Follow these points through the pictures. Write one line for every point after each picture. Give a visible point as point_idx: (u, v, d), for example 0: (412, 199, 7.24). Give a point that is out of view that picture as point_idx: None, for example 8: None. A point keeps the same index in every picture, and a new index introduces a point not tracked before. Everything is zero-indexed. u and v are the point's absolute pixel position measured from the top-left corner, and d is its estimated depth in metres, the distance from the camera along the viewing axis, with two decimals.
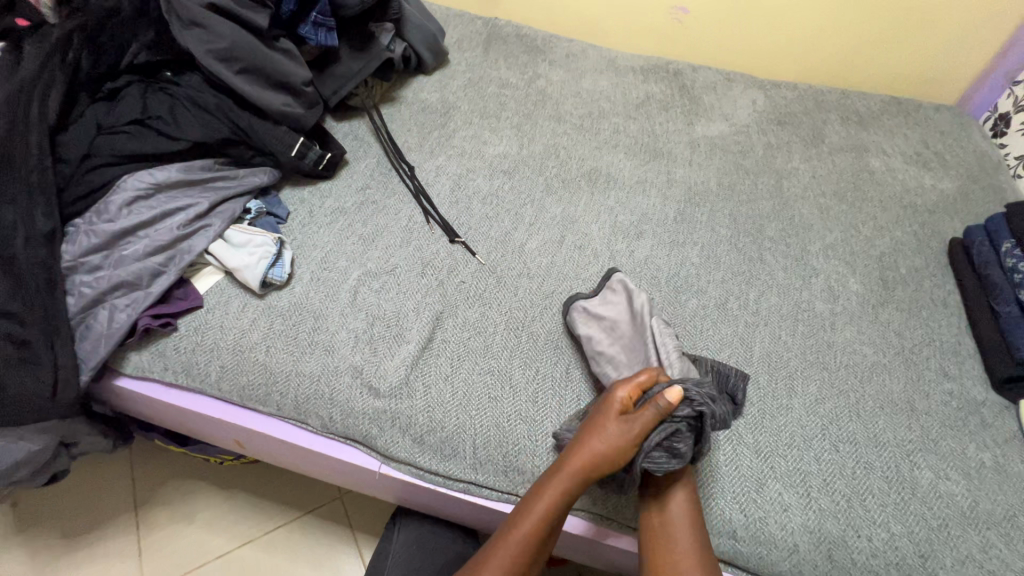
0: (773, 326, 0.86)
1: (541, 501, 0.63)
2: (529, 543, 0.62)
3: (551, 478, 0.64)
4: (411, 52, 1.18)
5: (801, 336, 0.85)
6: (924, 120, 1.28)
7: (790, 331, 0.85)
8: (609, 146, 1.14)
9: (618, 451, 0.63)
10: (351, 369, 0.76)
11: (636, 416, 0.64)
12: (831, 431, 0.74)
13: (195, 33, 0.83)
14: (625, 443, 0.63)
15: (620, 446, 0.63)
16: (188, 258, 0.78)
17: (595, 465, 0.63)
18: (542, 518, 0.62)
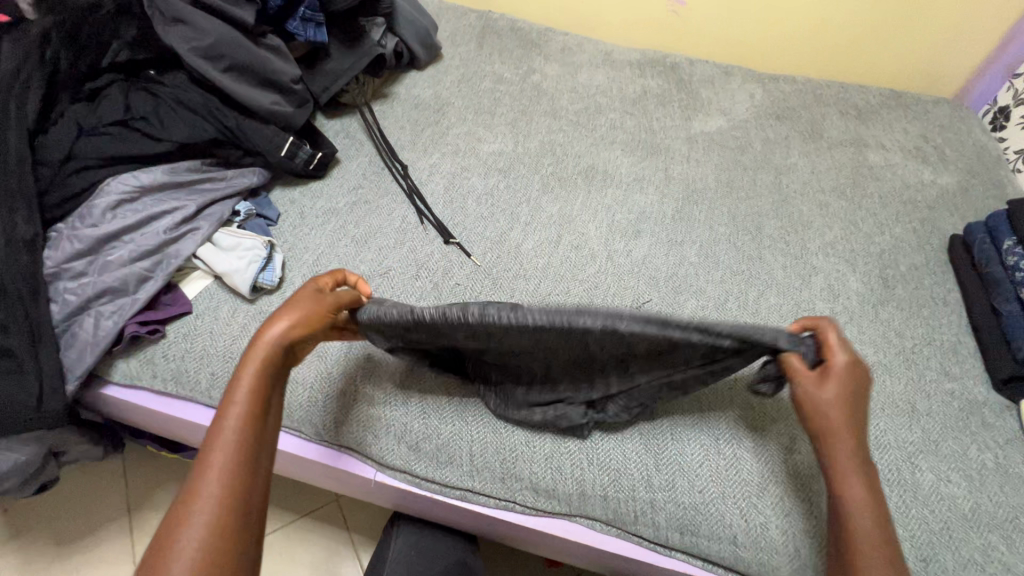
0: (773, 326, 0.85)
1: (231, 419, 0.53)
2: (229, 476, 0.50)
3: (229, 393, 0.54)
4: (403, 47, 1.15)
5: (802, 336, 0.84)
6: (923, 113, 1.27)
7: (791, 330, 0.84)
8: (605, 142, 1.12)
9: (296, 328, 0.59)
10: (345, 376, 0.74)
11: (325, 296, 0.63)
12: (805, 443, 0.71)
13: (177, 30, 0.81)
14: (313, 316, 0.61)
15: (300, 324, 0.59)
16: (174, 263, 0.76)
17: (270, 357, 0.57)
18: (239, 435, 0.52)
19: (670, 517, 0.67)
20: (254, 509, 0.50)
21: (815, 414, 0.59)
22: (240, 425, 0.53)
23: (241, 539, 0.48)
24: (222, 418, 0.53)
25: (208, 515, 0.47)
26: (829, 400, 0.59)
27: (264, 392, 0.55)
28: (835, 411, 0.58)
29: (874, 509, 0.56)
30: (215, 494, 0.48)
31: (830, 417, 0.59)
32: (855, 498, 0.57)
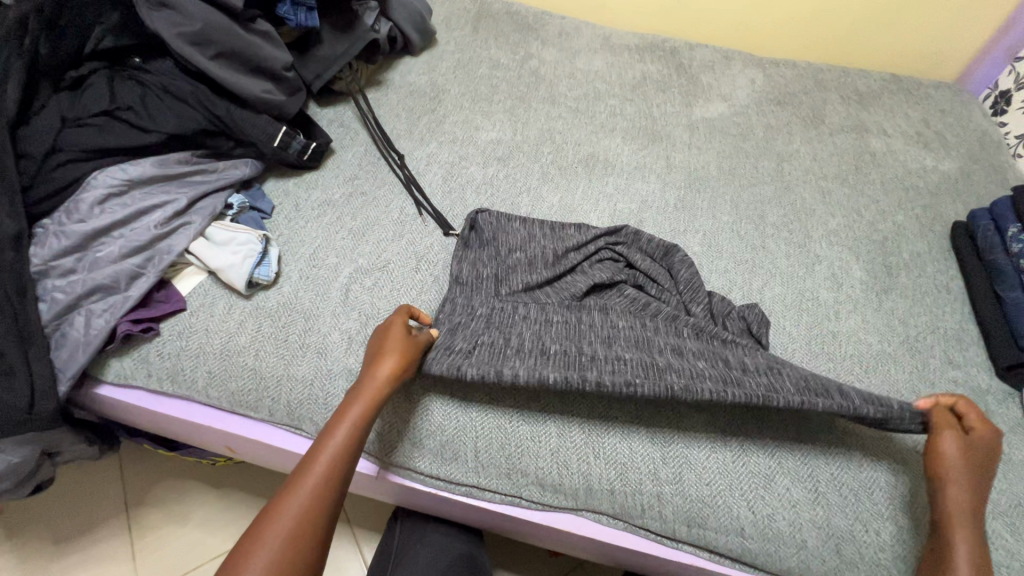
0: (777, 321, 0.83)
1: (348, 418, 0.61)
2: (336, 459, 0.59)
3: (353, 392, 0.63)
4: (397, 32, 1.12)
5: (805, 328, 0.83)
6: (924, 98, 1.25)
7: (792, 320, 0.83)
8: (605, 130, 1.10)
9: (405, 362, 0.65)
10: (346, 372, 0.72)
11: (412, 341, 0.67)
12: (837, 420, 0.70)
13: (163, 16, 0.76)
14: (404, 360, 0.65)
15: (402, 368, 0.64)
16: (168, 259, 0.74)
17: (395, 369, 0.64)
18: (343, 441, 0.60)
19: (677, 510, 0.67)
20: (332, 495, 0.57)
21: (945, 462, 0.61)
22: (358, 419, 0.61)
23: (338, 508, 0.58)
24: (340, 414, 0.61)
25: (314, 489, 0.56)
26: (957, 450, 0.62)
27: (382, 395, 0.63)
28: (963, 462, 0.61)
29: (975, 531, 0.58)
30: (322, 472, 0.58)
31: (958, 458, 0.61)
32: (960, 510, 0.59)
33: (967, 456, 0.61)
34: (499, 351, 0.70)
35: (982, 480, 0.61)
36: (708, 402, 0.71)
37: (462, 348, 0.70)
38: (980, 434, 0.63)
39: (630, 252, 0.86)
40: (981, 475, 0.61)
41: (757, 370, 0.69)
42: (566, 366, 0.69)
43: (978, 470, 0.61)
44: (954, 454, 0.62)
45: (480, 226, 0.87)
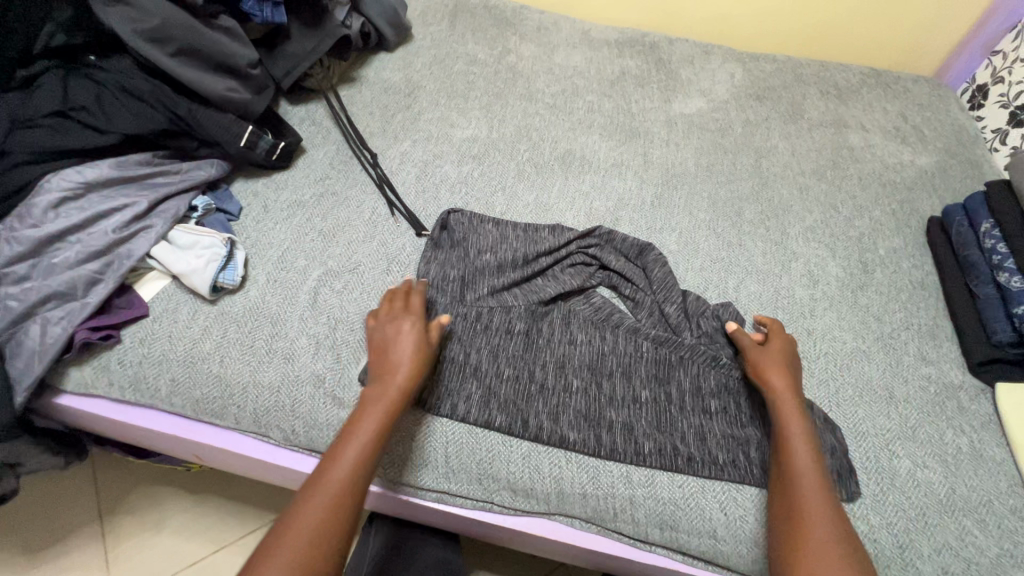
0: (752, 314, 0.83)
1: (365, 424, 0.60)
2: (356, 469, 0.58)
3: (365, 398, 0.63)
4: (369, 27, 1.10)
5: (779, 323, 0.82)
6: (902, 92, 1.25)
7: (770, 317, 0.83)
8: (583, 127, 1.09)
9: (418, 366, 0.65)
10: (313, 379, 0.71)
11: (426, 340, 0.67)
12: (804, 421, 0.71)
13: (117, 12, 0.73)
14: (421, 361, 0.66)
15: (416, 371, 0.64)
16: (128, 264, 0.72)
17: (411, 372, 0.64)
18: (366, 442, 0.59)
19: (650, 513, 0.66)
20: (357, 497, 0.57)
21: (762, 371, 0.70)
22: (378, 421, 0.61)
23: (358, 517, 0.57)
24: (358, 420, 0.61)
25: (338, 491, 0.56)
26: (769, 359, 0.71)
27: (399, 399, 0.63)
28: (778, 369, 0.70)
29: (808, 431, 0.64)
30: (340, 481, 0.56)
31: (772, 365, 0.70)
32: (791, 411, 0.65)
33: (772, 364, 0.70)
34: (456, 368, 0.72)
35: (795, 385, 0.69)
36: (667, 413, 0.71)
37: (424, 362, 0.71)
38: (777, 344, 0.73)
39: (607, 252, 0.85)
40: (794, 382, 0.69)
41: (708, 394, 0.73)
42: (518, 389, 0.72)
43: (793, 379, 0.69)
44: (768, 363, 0.70)
45: (453, 228, 0.87)
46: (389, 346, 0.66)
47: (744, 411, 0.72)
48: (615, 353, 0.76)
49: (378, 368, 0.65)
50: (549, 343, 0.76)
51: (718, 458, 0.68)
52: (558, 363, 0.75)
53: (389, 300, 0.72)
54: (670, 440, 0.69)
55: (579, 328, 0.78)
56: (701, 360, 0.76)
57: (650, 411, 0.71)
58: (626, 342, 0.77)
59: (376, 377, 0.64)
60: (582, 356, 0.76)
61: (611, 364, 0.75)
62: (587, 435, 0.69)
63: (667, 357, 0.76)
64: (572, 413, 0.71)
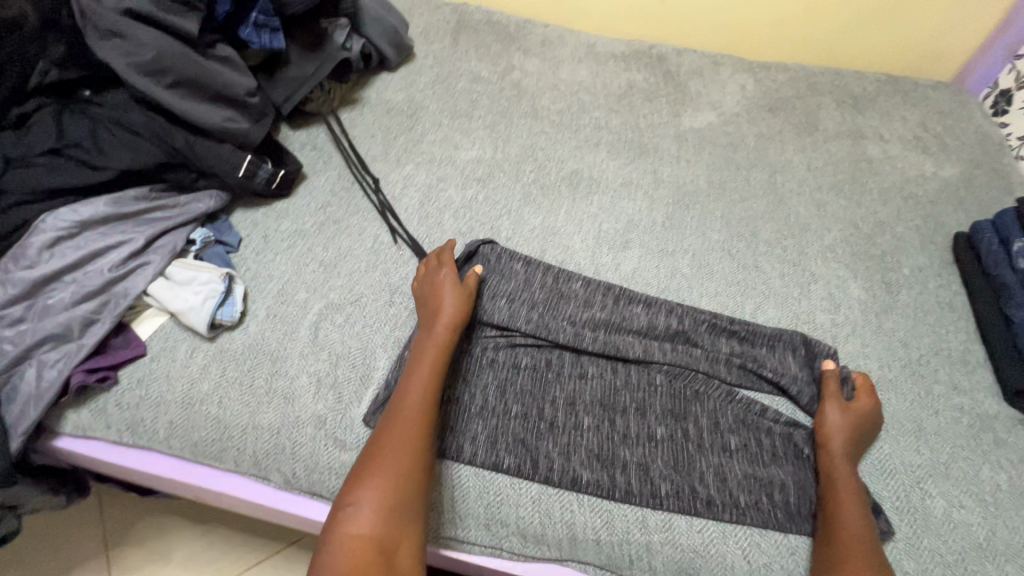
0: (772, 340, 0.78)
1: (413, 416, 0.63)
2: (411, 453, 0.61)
3: (400, 394, 0.65)
4: (370, 48, 1.08)
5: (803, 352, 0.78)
6: (922, 99, 1.21)
7: (793, 347, 0.78)
8: (590, 145, 1.06)
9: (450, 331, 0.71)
10: (314, 420, 0.68)
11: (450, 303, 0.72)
12: None
13: (113, 45, 0.72)
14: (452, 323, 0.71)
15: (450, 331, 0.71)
16: (124, 303, 0.70)
17: (442, 352, 0.69)
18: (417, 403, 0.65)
19: (668, 561, 0.63)
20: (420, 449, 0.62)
21: (831, 434, 0.67)
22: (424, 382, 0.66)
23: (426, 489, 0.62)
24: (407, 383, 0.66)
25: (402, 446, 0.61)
26: (839, 423, 0.68)
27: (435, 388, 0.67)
28: (846, 434, 0.67)
29: (857, 499, 0.62)
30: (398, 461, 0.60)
31: (841, 430, 0.67)
32: (845, 480, 0.63)
33: (840, 429, 0.67)
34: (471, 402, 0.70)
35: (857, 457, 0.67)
36: (684, 452, 0.69)
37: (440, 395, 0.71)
38: (864, 402, 0.70)
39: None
40: (851, 448, 0.66)
41: (727, 429, 0.70)
42: (527, 427, 0.69)
43: (857, 447, 0.67)
44: (836, 426, 0.68)
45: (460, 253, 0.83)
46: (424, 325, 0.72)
47: (766, 448, 0.69)
48: (628, 388, 0.73)
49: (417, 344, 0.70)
50: (559, 378, 0.74)
51: (740, 501, 0.65)
52: (569, 398, 0.72)
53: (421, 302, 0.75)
54: (688, 482, 0.66)
55: (590, 362, 0.75)
56: (714, 396, 0.73)
57: (666, 450, 0.69)
58: (639, 375, 0.74)
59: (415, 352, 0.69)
60: (593, 391, 0.73)
61: (624, 399, 0.72)
62: (600, 476, 0.66)
63: (682, 391, 0.73)
64: (584, 452, 0.68)
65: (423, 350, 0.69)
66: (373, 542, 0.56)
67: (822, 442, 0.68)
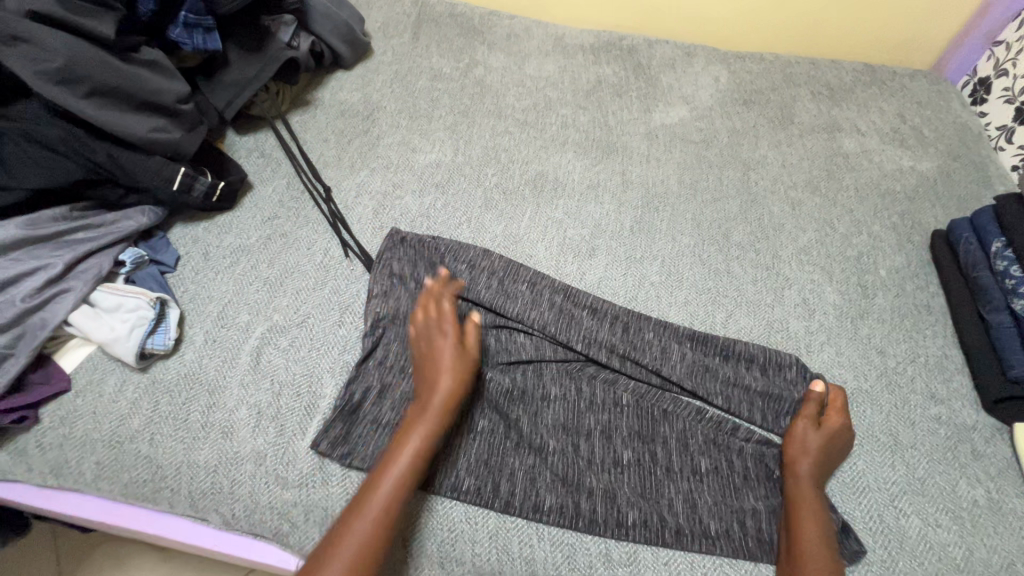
0: (737, 351, 0.74)
1: (426, 433, 0.61)
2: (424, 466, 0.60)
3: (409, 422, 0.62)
4: (321, 46, 1.02)
5: (769, 363, 0.74)
6: (899, 89, 1.17)
7: (758, 358, 0.74)
8: (556, 144, 1.01)
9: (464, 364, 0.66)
10: (254, 457, 0.63)
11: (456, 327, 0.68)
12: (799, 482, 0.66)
13: (16, 51, 0.65)
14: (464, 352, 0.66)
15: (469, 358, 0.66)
16: (41, 335, 0.64)
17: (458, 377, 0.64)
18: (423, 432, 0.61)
19: None
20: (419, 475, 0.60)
21: (800, 452, 0.65)
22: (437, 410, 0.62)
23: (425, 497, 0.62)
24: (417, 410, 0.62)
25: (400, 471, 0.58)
26: (811, 441, 0.65)
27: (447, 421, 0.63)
28: (816, 452, 0.65)
29: (821, 521, 0.60)
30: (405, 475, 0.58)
31: (811, 448, 0.65)
32: (811, 502, 0.61)
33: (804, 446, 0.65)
34: None
35: (825, 477, 0.64)
36: (651, 476, 0.66)
37: (388, 421, 0.66)
38: (835, 420, 0.67)
39: (575, 304, 0.77)
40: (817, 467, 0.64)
41: (695, 449, 0.68)
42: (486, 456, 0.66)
43: (827, 465, 0.65)
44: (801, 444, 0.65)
45: (394, 275, 0.77)
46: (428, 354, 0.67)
47: (737, 470, 0.66)
48: (593, 409, 0.70)
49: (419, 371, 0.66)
50: (520, 401, 0.70)
51: (710, 528, 0.62)
52: (530, 424, 0.69)
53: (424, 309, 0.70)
54: (656, 509, 0.63)
55: (550, 381, 0.72)
56: (681, 415, 0.70)
57: (633, 475, 0.66)
58: (605, 394, 0.71)
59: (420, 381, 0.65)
60: (555, 413, 0.69)
61: (589, 421, 0.69)
62: (564, 503, 0.63)
63: (649, 410, 0.70)
64: (548, 478, 0.65)
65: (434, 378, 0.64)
66: (379, 554, 0.55)
67: (789, 458, 0.65)
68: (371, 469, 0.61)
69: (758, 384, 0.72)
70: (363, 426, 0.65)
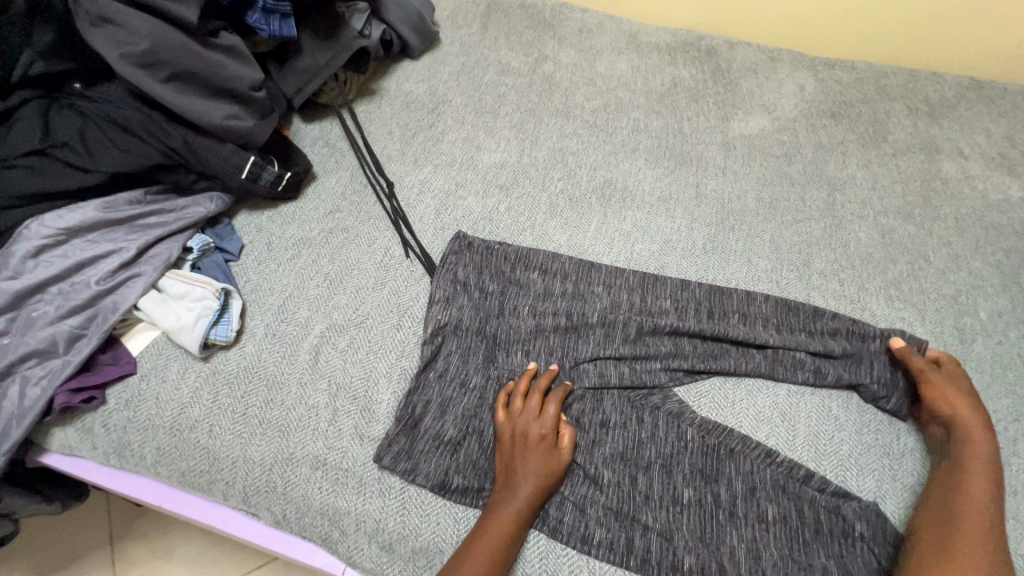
0: (822, 326, 0.74)
1: (529, 475, 0.60)
2: (529, 509, 0.59)
3: (505, 500, 0.59)
4: (391, 35, 1.00)
5: (852, 334, 0.73)
6: (1011, 108, 1.06)
7: (841, 332, 0.74)
8: (626, 150, 0.95)
9: (556, 465, 0.62)
10: (311, 459, 0.63)
11: (552, 416, 0.64)
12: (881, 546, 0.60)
13: (105, 33, 0.66)
14: (556, 439, 0.63)
15: (564, 451, 0.63)
16: (112, 319, 0.65)
17: (551, 466, 0.61)
18: (521, 512, 0.58)
19: None
20: (514, 551, 0.57)
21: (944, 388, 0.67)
22: (533, 492, 0.59)
23: (527, 538, 0.60)
24: (512, 487, 0.60)
25: (498, 542, 0.56)
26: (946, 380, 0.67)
27: (538, 506, 0.60)
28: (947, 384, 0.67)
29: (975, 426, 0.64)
30: (510, 521, 0.58)
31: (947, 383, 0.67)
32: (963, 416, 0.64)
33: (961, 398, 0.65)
34: (486, 449, 0.64)
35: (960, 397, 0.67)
36: (712, 520, 0.61)
37: (450, 438, 0.64)
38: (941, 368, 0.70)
39: (654, 300, 0.76)
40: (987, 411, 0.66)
41: (765, 495, 0.63)
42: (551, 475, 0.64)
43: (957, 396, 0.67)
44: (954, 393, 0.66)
45: (471, 287, 0.75)
46: (522, 432, 0.63)
47: (808, 523, 0.61)
48: (654, 440, 0.66)
49: (514, 443, 0.62)
50: (579, 425, 0.67)
51: None
52: (588, 449, 0.65)
53: (521, 393, 0.66)
54: (716, 557, 0.59)
55: (618, 407, 0.68)
56: (749, 457, 0.65)
57: (693, 517, 0.62)
58: (667, 427, 0.67)
59: (510, 455, 0.62)
60: (616, 442, 0.66)
61: (651, 455, 0.65)
62: (616, 537, 0.60)
63: (715, 448, 0.65)
64: (600, 509, 0.62)
65: (524, 456, 0.61)
66: None
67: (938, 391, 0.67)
68: (467, 534, 0.59)
69: (848, 362, 0.71)
70: (424, 441, 0.64)
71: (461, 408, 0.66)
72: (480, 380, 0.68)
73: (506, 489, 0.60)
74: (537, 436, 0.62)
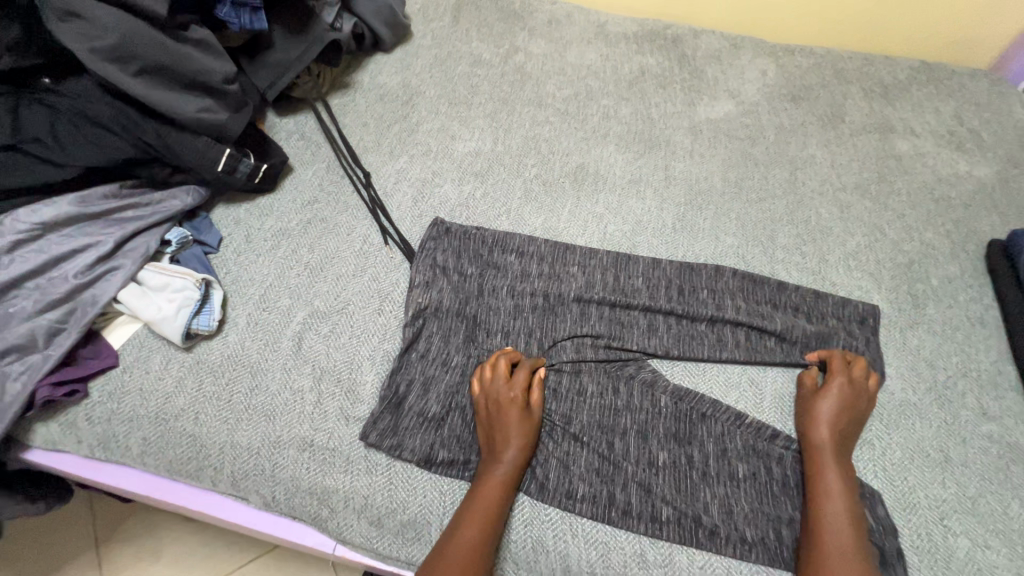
0: (785, 300, 0.79)
1: (511, 444, 0.62)
2: (513, 474, 0.62)
3: (490, 467, 0.61)
4: (363, 28, 1.01)
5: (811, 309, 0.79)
6: (957, 88, 1.11)
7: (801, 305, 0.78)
8: (597, 136, 0.98)
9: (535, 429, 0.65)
10: (297, 442, 0.64)
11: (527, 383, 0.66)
12: None
13: (74, 27, 0.66)
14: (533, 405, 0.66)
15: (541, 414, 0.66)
16: (92, 312, 0.65)
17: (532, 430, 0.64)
18: (508, 476, 0.61)
19: None
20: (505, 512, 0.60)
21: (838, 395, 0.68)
22: (517, 456, 0.62)
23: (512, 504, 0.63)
24: (497, 454, 0.62)
25: (489, 506, 0.59)
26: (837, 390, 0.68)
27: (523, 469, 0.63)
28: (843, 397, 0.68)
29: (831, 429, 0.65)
30: (499, 485, 0.60)
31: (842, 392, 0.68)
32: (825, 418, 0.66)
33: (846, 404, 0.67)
34: (470, 424, 0.67)
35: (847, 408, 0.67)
36: (687, 479, 0.65)
37: (434, 415, 0.66)
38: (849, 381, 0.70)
39: (627, 279, 0.79)
40: (852, 410, 0.67)
41: (736, 453, 0.66)
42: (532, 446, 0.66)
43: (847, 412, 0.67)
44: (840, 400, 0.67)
45: (450, 271, 0.77)
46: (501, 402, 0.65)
47: (776, 478, 0.65)
48: (630, 409, 0.69)
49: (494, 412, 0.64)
50: (557, 398, 0.70)
51: (747, 535, 0.61)
52: (568, 420, 0.68)
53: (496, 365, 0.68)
54: (691, 512, 0.62)
55: (595, 379, 0.71)
56: (721, 420, 0.69)
57: (669, 476, 0.65)
58: (642, 396, 0.70)
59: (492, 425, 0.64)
60: (593, 412, 0.69)
61: (628, 422, 0.68)
62: (597, 500, 0.63)
63: (688, 412, 0.69)
64: (581, 475, 0.65)
65: (505, 425, 0.63)
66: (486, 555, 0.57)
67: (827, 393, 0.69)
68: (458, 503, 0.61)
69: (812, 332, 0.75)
70: (409, 418, 0.65)
71: (443, 386, 0.68)
72: (462, 359, 0.71)
73: (490, 458, 0.62)
74: (515, 403, 0.64)
